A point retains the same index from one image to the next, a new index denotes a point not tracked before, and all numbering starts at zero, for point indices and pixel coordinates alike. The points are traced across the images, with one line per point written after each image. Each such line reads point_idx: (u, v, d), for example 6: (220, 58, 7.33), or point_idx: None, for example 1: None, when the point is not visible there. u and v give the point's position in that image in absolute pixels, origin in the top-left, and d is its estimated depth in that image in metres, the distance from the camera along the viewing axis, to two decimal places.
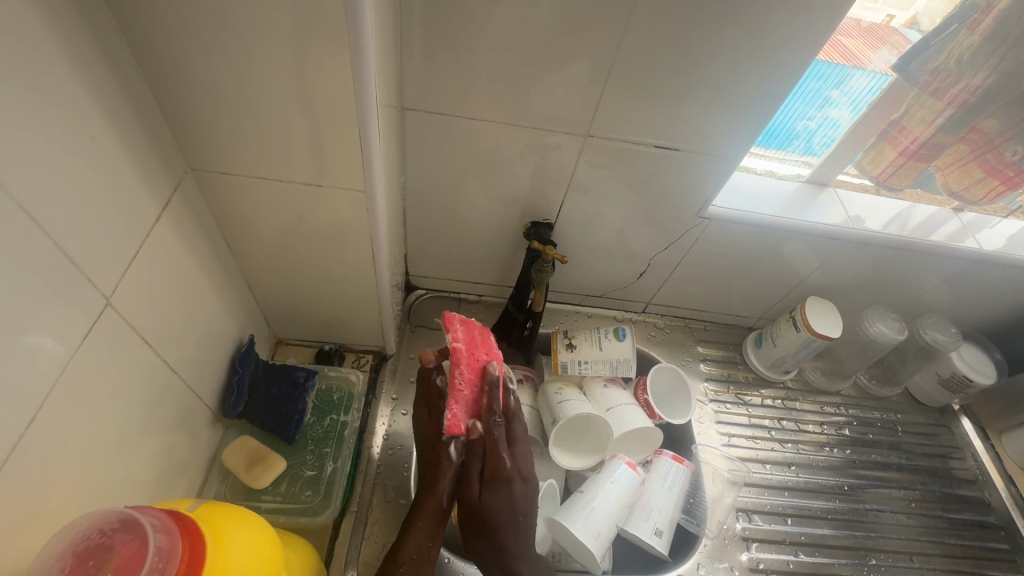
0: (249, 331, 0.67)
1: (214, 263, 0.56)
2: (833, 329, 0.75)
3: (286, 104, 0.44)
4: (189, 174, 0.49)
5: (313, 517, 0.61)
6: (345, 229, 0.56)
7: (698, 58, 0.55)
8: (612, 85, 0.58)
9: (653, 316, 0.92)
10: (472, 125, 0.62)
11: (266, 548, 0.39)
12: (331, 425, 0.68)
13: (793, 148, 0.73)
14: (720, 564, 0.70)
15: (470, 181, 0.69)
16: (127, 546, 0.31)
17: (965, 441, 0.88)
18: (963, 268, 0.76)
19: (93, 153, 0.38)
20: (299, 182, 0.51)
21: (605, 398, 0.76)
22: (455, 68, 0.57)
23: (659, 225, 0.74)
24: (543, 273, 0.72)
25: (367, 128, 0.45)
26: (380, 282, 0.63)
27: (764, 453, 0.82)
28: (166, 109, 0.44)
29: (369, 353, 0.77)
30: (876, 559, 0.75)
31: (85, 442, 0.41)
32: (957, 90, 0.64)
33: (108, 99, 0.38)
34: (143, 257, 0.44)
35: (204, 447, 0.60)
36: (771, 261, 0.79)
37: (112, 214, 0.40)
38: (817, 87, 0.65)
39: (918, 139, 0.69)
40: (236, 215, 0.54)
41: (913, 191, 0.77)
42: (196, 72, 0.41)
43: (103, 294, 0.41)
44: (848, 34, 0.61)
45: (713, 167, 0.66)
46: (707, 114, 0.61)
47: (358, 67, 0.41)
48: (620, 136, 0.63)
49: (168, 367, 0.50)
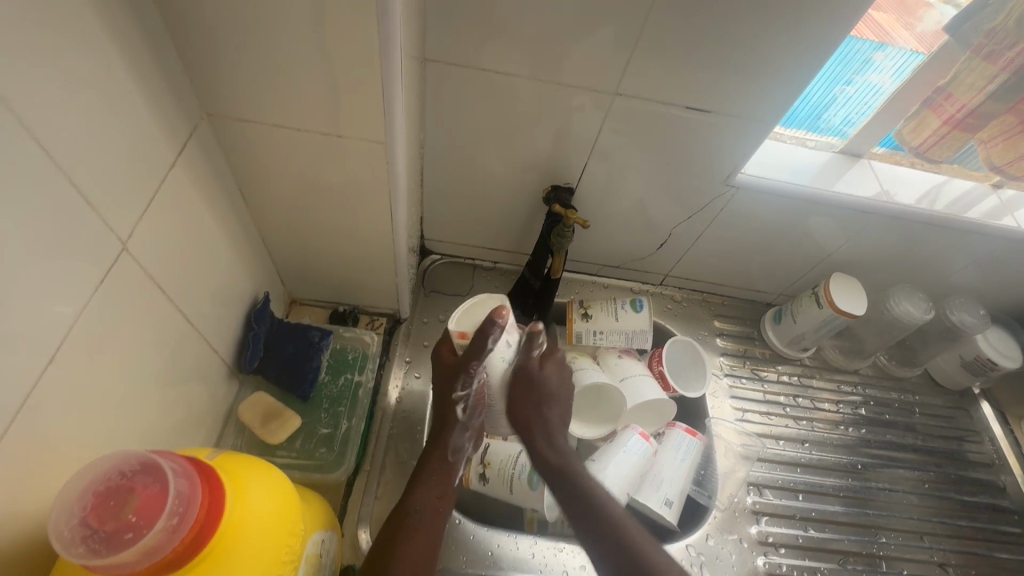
0: (265, 288, 0.66)
1: (229, 217, 0.55)
2: (858, 306, 0.73)
3: (306, 47, 0.42)
4: (205, 121, 0.48)
5: (327, 474, 0.62)
6: (365, 185, 0.54)
7: (742, 12, 0.51)
8: (646, 41, 0.55)
9: (671, 288, 0.90)
10: (495, 80, 0.60)
11: (283, 497, 0.39)
12: (346, 385, 0.68)
13: (827, 116, 0.70)
14: (729, 536, 0.70)
15: (491, 142, 0.67)
16: (148, 489, 0.31)
17: (983, 425, 0.87)
18: (998, 248, 0.74)
19: (108, 91, 0.36)
20: (317, 133, 0.49)
21: (619, 368, 0.74)
22: (481, 17, 0.54)
23: (684, 194, 0.71)
24: (563, 238, 0.70)
25: (390, 77, 0.43)
26: (397, 243, 0.62)
27: (778, 429, 0.81)
28: (181, 49, 0.42)
29: (383, 316, 0.76)
30: (886, 538, 0.75)
31: (104, 388, 0.41)
32: (1014, 53, 0.61)
33: (124, 32, 0.36)
34: (157, 205, 0.43)
35: (220, 400, 0.60)
36: (797, 235, 0.76)
37: (128, 157, 0.39)
38: (861, 49, 0.61)
39: (965, 107, 0.66)
40: (252, 167, 0.53)
41: (951, 166, 0.74)
42: (212, 9, 0.39)
43: (120, 239, 0.40)
44: (881, 7, 0.59)
45: (746, 133, 0.63)
46: (745, 75, 0.57)
47: (383, 8, 0.38)
48: (651, 98, 0.60)
49: (184, 320, 0.50)
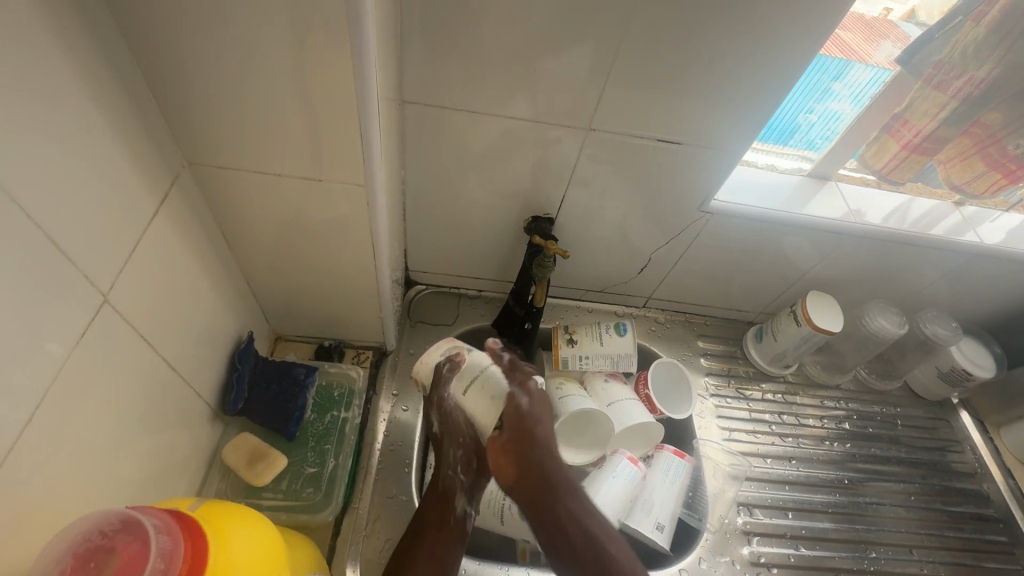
0: (249, 327, 0.66)
1: (212, 260, 0.55)
2: (834, 324, 0.75)
3: (286, 96, 0.43)
4: (187, 169, 0.49)
5: (314, 514, 0.61)
6: (347, 224, 0.55)
7: (702, 51, 0.55)
8: (614, 80, 0.57)
9: (654, 311, 0.91)
10: (472, 118, 0.62)
11: (269, 545, 0.39)
12: (332, 422, 0.67)
13: (794, 142, 0.73)
14: (721, 558, 0.70)
15: (471, 176, 0.69)
16: (129, 547, 0.31)
17: (963, 434, 0.89)
18: (963, 262, 0.77)
19: (89, 148, 0.37)
20: (298, 177, 0.50)
21: (606, 393, 0.75)
22: (455, 60, 0.56)
23: (661, 220, 0.73)
24: (543, 268, 0.71)
25: (368, 123, 0.45)
26: (380, 277, 0.63)
27: (765, 448, 0.82)
28: (163, 102, 0.43)
29: (369, 349, 0.76)
30: (876, 552, 0.76)
31: (84, 440, 0.41)
32: (962, 82, 0.64)
33: (104, 91, 0.38)
34: (139, 253, 0.44)
35: (205, 444, 0.60)
36: (771, 256, 0.78)
37: (110, 210, 0.40)
38: (819, 79, 0.64)
39: (921, 133, 0.69)
40: (234, 210, 0.54)
41: (914, 185, 0.77)
42: (193, 65, 0.41)
43: (100, 291, 0.40)
44: (847, 28, 0.61)
45: (716, 161, 0.65)
46: (710, 108, 0.60)
47: (359, 61, 0.40)
48: (623, 131, 0.62)
49: (167, 366, 0.50)
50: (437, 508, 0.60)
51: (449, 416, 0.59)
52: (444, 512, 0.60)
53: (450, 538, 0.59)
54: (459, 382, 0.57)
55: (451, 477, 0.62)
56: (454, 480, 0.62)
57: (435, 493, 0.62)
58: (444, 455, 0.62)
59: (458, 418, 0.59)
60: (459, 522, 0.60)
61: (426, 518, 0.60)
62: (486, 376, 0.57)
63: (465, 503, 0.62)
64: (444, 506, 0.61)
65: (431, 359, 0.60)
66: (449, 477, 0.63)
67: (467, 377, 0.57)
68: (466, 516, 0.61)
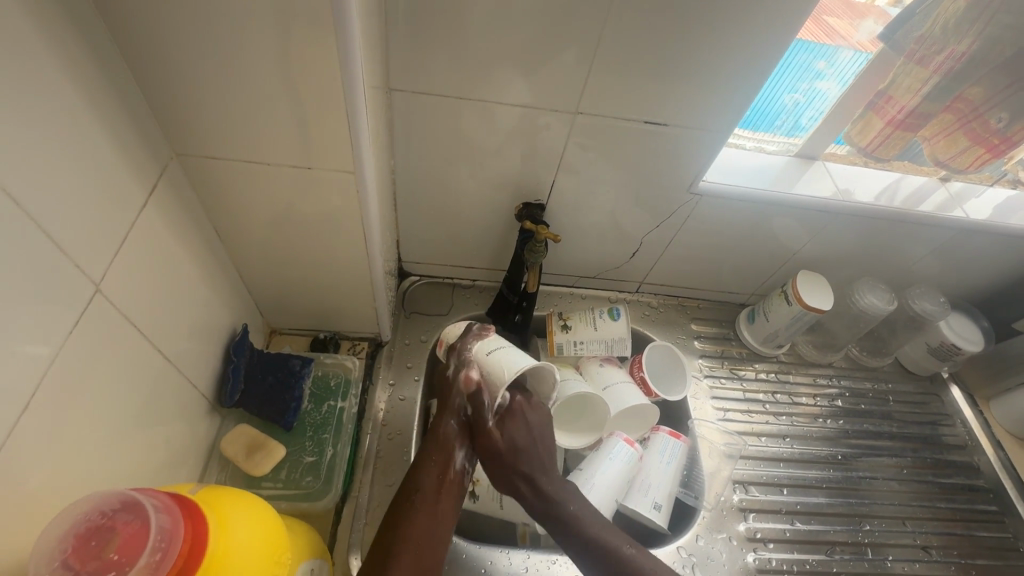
0: (243, 320, 0.66)
1: (204, 252, 0.55)
2: (825, 301, 0.76)
3: (270, 83, 0.43)
4: (175, 160, 0.49)
5: (315, 502, 0.62)
6: (338, 214, 0.56)
7: (687, 30, 0.55)
8: (600, 63, 0.57)
9: (647, 295, 0.92)
10: (460, 106, 0.62)
11: (269, 530, 0.39)
12: (329, 411, 0.68)
13: (780, 125, 0.73)
14: (718, 535, 0.72)
15: (461, 164, 0.69)
16: (130, 526, 0.31)
17: (954, 408, 0.90)
18: (949, 238, 0.78)
19: (75, 138, 0.37)
20: (286, 166, 0.50)
21: (602, 377, 0.76)
22: (441, 47, 0.56)
23: (651, 204, 0.74)
24: (536, 254, 0.72)
25: (355, 110, 0.45)
26: (374, 267, 0.63)
27: (759, 426, 0.83)
28: (147, 91, 0.43)
29: (365, 340, 0.77)
30: (870, 525, 0.77)
31: (81, 431, 0.41)
32: (943, 57, 0.65)
33: (89, 81, 0.38)
34: (130, 245, 0.44)
35: (203, 436, 0.60)
36: (761, 237, 0.79)
37: (99, 201, 0.40)
38: (806, 60, 0.65)
39: (905, 109, 0.70)
40: (224, 202, 0.54)
41: (901, 163, 0.78)
42: (176, 53, 0.41)
43: (92, 282, 0.40)
44: (831, 12, 0.62)
45: (703, 142, 0.66)
46: (697, 88, 0.60)
47: (344, 46, 0.40)
48: (610, 114, 0.63)
49: (161, 359, 0.50)
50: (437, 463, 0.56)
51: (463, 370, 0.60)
52: (445, 461, 0.56)
53: (449, 497, 0.55)
54: (485, 344, 0.61)
55: (455, 428, 0.58)
56: (451, 429, 0.58)
57: (434, 444, 0.57)
58: (449, 402, 0.59)
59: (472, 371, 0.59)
60: (457, 478, 0.57)
61: (423, 471, 0.56)
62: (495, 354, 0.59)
63: (464, 458, 0.58)
64: (445, 458, 0.56)
65: (459, 323, 0.64)
66: (452, 429, 0.58)
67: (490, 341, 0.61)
68: (465, 472, 0.58)
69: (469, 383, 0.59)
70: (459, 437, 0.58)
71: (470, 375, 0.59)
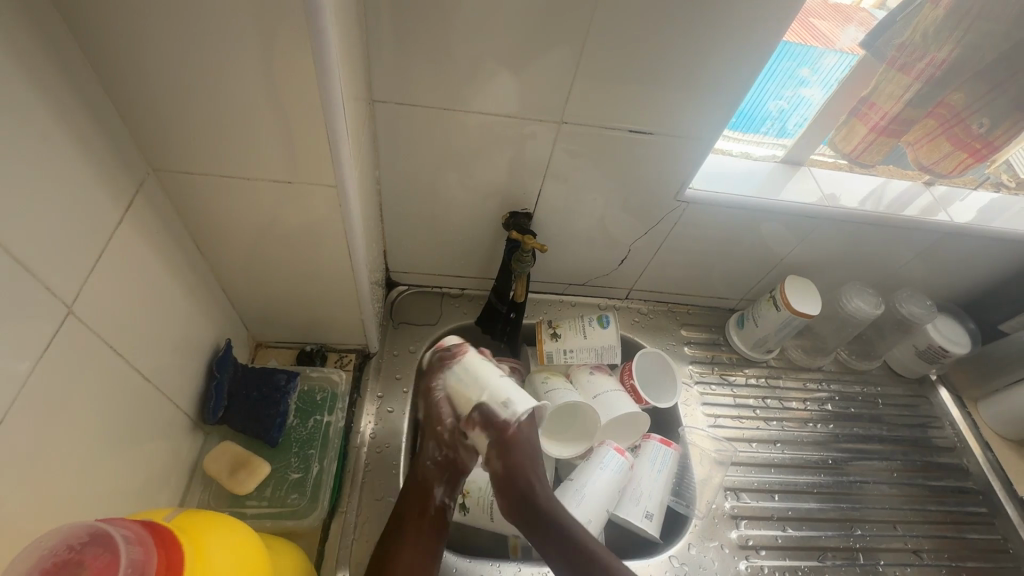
0: (227, 335, 0.65)
1: (185, 268, 0.54)
2: (812, 306, 0.76)
3: (248, 97, 0.42)
4: (152, 175, 0.48)
5: (300, 520, 0.61)
6: (321, 226, 0.55)
7: (669, 39, 0.55)
8: (584, 71, 0.57)
9: (636, 301, 0.92)
10: (444, 116, 0.61)
11: (246, 554, 0.38)
12: (315, 427, 0.67)
13: (767, 129, 0.73)
14: (710, 543, 0.71)
15: (446, 173, 0.68)
16: (99, 559, 0.30)
17: (942, 410, 0.91)
18: (935, 241, 0.78)
19: (44, 156, 0.36)
20: (267, 180, 0.50)
21: (592, 385, 0.76)
22: (422, 57, 0.56)
23: (638, 211, 0.74)
24: (523, 263, 0.72)
25: (335, 123, 0.44)
26: (359, 279, 0.62)
27: (750, 432, 0.83)
28: (121, 106, 0.42)
29: (352, 352, 0.76)
30: (861, 529, 0.77)
31: (57, 456, 0.40)
32: (924, 64, 0.66)
33: (59, 98, 0.37)
34: (105, 264, 0.43)
35: (185, 454, 0.59)
36: (749, 242, 0.79)
37: (71, 220, 0.39)
38: (789, 66, 0.65)
39: (888, 115, 0.70)
40: (204, 216, 0.53)
41: (885, 167, 0.78)
42: (149, 68, 0.40)
43: (65, 302, 0.39)
44: (818, 14, 0.61)
45: (689, 150, 0.66)
46: (681, 96, 0.60)
47: (322, 59, 0.40)
48: (596, 123, 0.63)
49: (140, 378, 0.49)
50: (415, 500, 0.58)
51: (434, 405, 0.61)
52: (423, 500, 0.58)
53: (434, 533, 0.57)
54: (453, 377, 0.61)
55: (431, 468, 0.60)
56: (430, 469, 0.60)
57: (412, 484, 0.60)
58: (423, 449, 0.61)
59: (442, 408, 0.60)
60: (437, 515, 0.58)
61: (403, 509, 0.58)
62: (484, 402, 0.58)
63: (443, 494, 0.60)
64: (423, 496, 0.58)
65: (427, 355, 0.64)
66: (428, 468, 0.60)
67: (470, 385, 0.59)
68: (445, 508, 0.59)
69: (442, 422, 0.60)
70: (437, 475, 0.60)
71: (442, 413, 0.60)
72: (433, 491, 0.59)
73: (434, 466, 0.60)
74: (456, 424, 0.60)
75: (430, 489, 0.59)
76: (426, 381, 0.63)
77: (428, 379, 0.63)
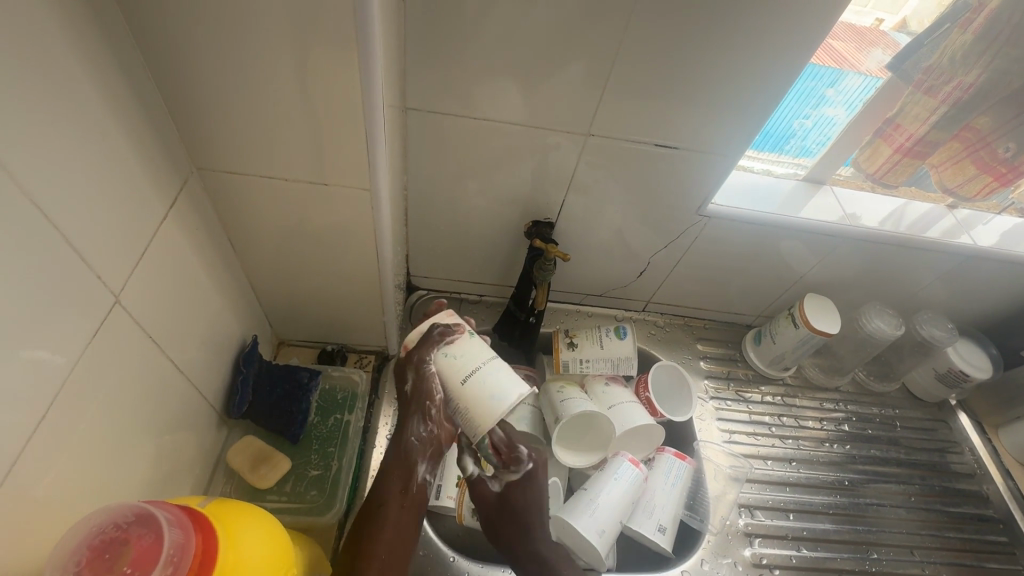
0: (253, 331, 0.67)
1: (219, 263, 0.56)
2: (832, 325, 0.76)
3: (291, 101, 0.44)
4: (196, 174, 0.50)
5: (318, 516, 0.61)
6: (352, 230, 0.57)
7: (697, 57, 0.56)
8: (613, 85, 0.59)
9: (653, 314, 0.92)
10: (474, 125, 0.63)
11: (276, 547, 0.39)
12: (336, 424, 0.68)
13: (789, 147, 0.74)
14: (723, 560, 0.71)
15: (473, 182, 0.70)
16: (142, 539, 0.32)
17: (962, 435, 0.89)
18: (957, 265, 0.78)
19: (101, 152, 0.38)
20: (302, 182, 0.51)
21: (607, 396, 0.76)
22: (456, 68, 0.57)
23: (659, 225, 0.75)
24: (545, 271, 0.72)
25: (373, 127, 0.46)
26: (384, 282, 0.64)
27: (765, 449, 0.83)
28: (172, 106, 0.44)
29: (372, 353, 0.77)
30: (878, 554, 0.76)
31: (92, 440, 0.41)
32: (951, 88, 0.66)
33: (117, 96, 0.39)
34: (150, 257, 0.45)
35: (209, 447, 0.60)
36: (769, 260, 0.79)
37: (122, 214, 0.41)
38: (813, 86, 0.65)
39: (914, 137, 0.70)
40: (240, 215, 0.54)
41: (907, 189, 0.78)
42: (200, 71, 0.42)
43: (112, 292, 0.41)
44: (841, 37, 0.62)
45: (713, 165, 0.67)
46: (707, 112, 0.61)
47: (365, 67, 0.41)
48: (621, 135, 0.64)
49: (173, 369, 0.50)
50: (397, 479, 0.57)
51: (425, 381, 0.55)
52: (405, 478, 0.57)
53: (414, 510, 0.56)
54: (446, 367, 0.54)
55: (417, 445, 0.58)
56: (414, 446, 0.58)
57: (397, 459, 0.58)
58: (409, 424, 0.57)
59: (432, 385, 0.55)
60: (419, 493, 0.57)
61: (387, 490, 0.56)
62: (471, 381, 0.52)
63: (426, 472, 0.58)
64: (408, 473, 0.57)
65: (424, 325, 0.56)
66: (414, 444, 0.58)
67: (460, 361, 0.53)
68: (426, 485, 0.58)
69: (432, 398, 0.55)
70: (422, 452, 0.58)
71: (432, 389, 0.55)
72: (415, 468, 0.57)
73: (421, 443, 0.58)
74: (445, 400, 0.55)
75: (413, 467, 0.57)
76: (418, 354, 0.55)
77: (421, 352, 0.55)
